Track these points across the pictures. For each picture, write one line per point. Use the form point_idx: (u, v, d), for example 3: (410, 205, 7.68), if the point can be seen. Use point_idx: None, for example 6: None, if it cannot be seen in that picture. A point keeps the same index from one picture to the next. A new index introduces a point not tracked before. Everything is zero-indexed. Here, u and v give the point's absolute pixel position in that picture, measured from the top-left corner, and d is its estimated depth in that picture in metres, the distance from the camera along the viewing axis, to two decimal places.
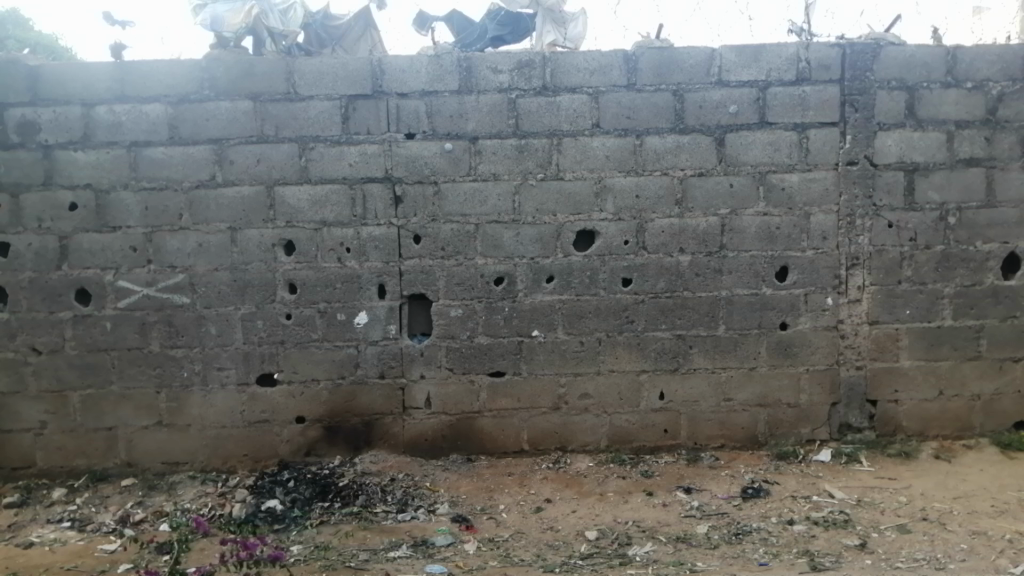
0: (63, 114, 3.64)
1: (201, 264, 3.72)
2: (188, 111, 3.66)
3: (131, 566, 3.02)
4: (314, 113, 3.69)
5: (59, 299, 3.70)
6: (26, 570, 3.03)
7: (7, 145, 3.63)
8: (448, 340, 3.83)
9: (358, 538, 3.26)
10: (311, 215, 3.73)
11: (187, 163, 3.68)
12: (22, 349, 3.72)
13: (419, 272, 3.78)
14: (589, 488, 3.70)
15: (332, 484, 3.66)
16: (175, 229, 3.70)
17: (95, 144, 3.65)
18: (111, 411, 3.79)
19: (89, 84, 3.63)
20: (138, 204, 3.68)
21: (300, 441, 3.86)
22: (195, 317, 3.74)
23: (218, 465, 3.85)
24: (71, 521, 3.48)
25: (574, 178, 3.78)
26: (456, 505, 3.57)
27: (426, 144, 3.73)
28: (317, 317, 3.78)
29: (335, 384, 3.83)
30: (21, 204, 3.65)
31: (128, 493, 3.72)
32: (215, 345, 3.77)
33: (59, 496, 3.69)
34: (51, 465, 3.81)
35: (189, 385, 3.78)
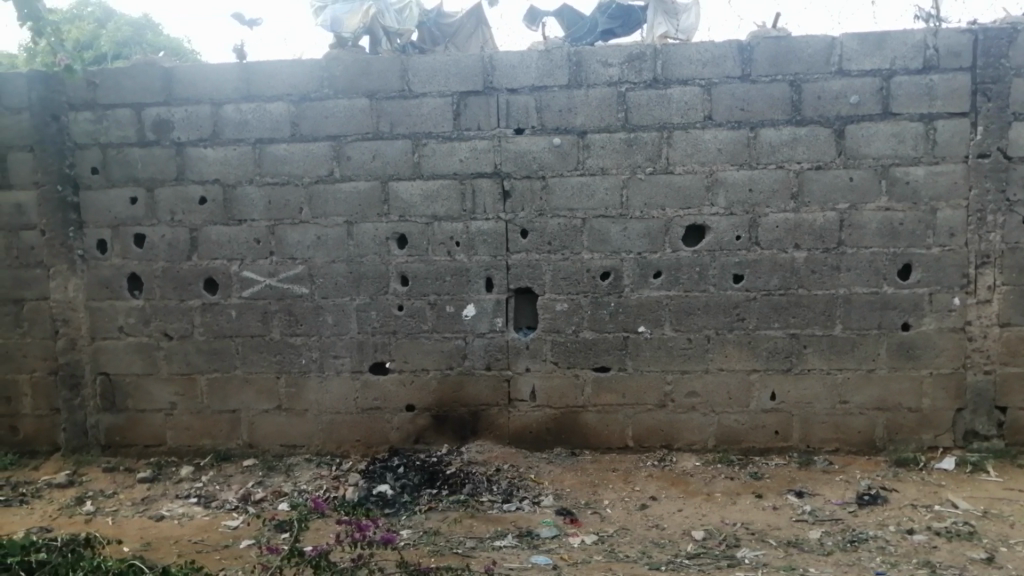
0: (195, 113, 3.85)
1: (319, 256, 3.87)
2: (308, 109, 3.81)
3: (252, 542, 3.18)
4: (427, 110, 3.77)
5: (189, 287, 3.93)
6: (159, 541, 3.24)
7: (144, 142, 3.88)
8: (554, 333, 3.85)
9: (465, 526, 3.33)
10: (423, 209, 3.82)
11: (307, 159, 3.83)
12: (156, 334, 3.97)
13: (527, 266, 3.81)
14: (696, 487, 3.64)
15: (440, 472, 3.74)
16: (295, 222, 3.86)
17: (223, 141, 3.85)
18: (235, 394, 3.99)
19: (218, 84, 3.83)
20: (262, 198, 3.86)
21: (409, 428, 3.97)
22: (313, 307, 3.90)
23: (332, 449, 4.00)
24: (198, 497, 3.70)
25: (685, 172, 3.72)
26: (561, 498, 3.59)
27: (535, 138, 3.75)
28: (427, 309, 3.87)
29: (443, 374, 3.91)
30: (156, 198, 3.89)
31: (249, 472, 3.91)
32: (331, 334, 3.92)
33: (187, 473, 3.92)
34: (180, 444, 4.05)
35: (307, 372, 3.95)
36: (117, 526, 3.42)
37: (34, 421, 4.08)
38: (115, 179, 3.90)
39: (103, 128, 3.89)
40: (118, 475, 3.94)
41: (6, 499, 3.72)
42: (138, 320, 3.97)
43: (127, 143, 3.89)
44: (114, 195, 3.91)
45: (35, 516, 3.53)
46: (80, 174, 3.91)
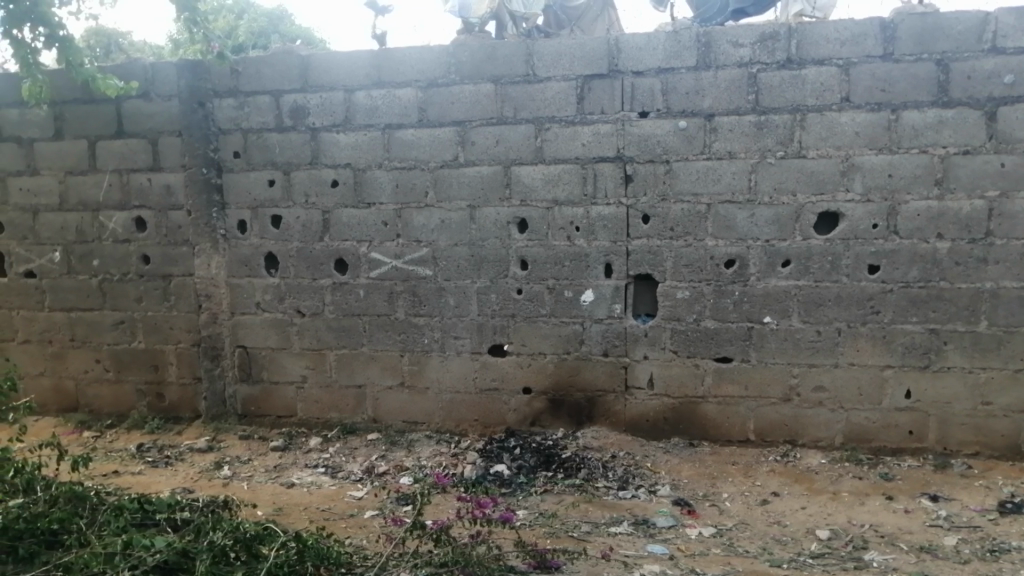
0: (328, 100, 4.00)
1: (443, 239, 3.95)
2: (435, 95, 3.89)
3: (376, 513, 3.30)
4: (551, 94, 3.77)
5: (320, 267, 4.10)
6: (289, 506, 3.41)
7: (281, 128, 4.06)
8: (674, 321, 3.79)
9: (581, 510, 3.33)
10: (545, 193, 3.82)
11: (433, 144, 3.91)
12: (289, 311, 4.17)
13: (648, 252, 3.76)
14: (821, 485, 3.51)
15: (556, 456, 3.76)
16: (420, 205, 3.95)
17: (354, 127, 3.98)
18: (360, 370, 4.15)
19: (350, 71, 3.96)
20: (390, 182, 3.97)
21: (526, 411, 4.01)
22: (436, 288, 3.99)
23: (451, 428, 4.09)
24: (325, 467, 3.87)
25: (818, 156, 3.56)
26: (678, 488, 3.54)
27: (659, 122, 3.68)
28: (546, 293, 3.89)
29: (561, 358, 3.92)
30: (292, 181, 4.08)
31: (372, 446, 4.06)
32: (453, 315, 4.00)
33: (315, 444, 4.11)
34: (309, 416, 4.25)
35: (429, 351, 4.05)
36: (251, 490, 3.63)
37: (178, 388, 4.38)
38: (254, 162, 4.11)
39: (244, 114, 4.10)
40: (252, 443, 4.18)
41: (154, 459, 4.01)
42: (273, 297, 4.18)
43: (267, 129, 4.08)
44: (253, 178, 4.12)
45: (179, 477, 3.79)
46: (223, 158, 4.15)
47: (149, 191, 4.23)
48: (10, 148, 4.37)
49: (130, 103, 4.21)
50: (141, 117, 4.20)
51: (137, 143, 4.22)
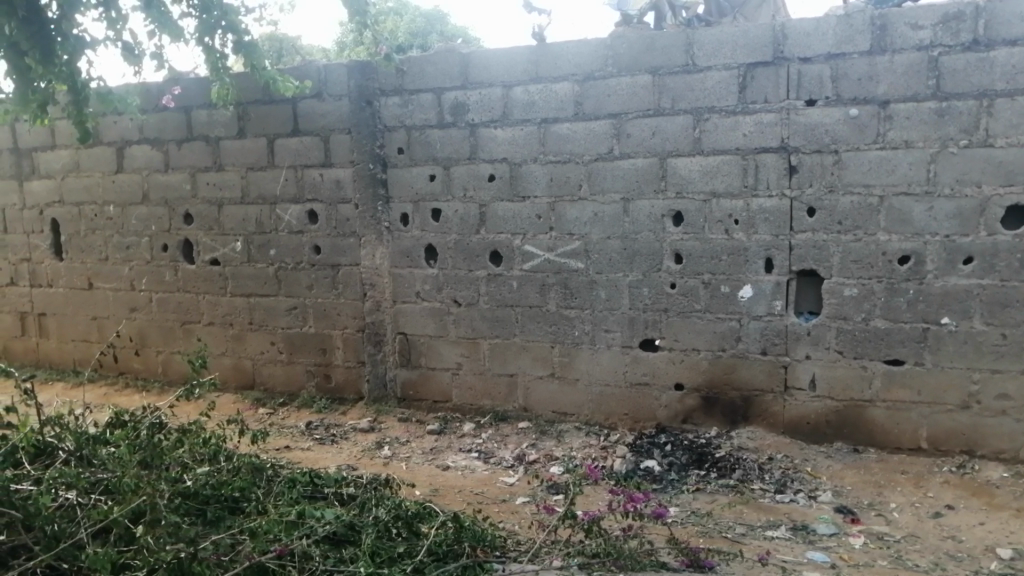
0: (487, 95, 4.09)
1: (596, 232, 3.96)
2: (592, 88, 3.89)
3: (528, 500, 3.36)
4: (712, 84, 3.68)
5: (477, 258, 4.21)
6: (445, 488, 3.54)
7: (442, 124, 4.20)
8: (840, 320, 3.61)
9: (736, 511, 3.25)
10: (703, 185, 3.74)
11: (589, 137, 3.92)
12: (446, 300, 4.32)
13: (812, 247, 3.60)
14: (1003, 501, 3.24)
15: (709, 454, 3.68)
16: (574, 198, 3.98)
17: (512, 122, 4.05)
18: (513, 360, 4.23)
19: (509, 66, 4.03)
20: (544, 175, 4.02)
21: (678, 407, 3.95)
22: (588, 281, 4.00)
23: (601, 421, 4.10)
24: (478, 453, 3.97)
25: (1007, 144, 3.28)
26: (841, 495, 3.37)
27: (828, 110, 3.51)
28: (701, 288, 3.81)
29: (716, 355, 3.84)
30: (451, 175, 4.21)
31: (523, 434, 4.13)
32: (605, 309, 4.00)
33: (469, 430, 4.23)
34: (463, 402, 4.38)
35: (580, 344, 4.07)
36: (409, 471, 3.79)
37: (344, 370, 4.63)
38: (417, 158, 4.28)
39: (408, 112, 4.27)
40: (410, 426, 4.35)
41: (321, 437, 4.27)
42: (432, 287, 4.33)
43: (428, 126, 4.23)
44: (415, 172, 4.29)
45: (344, 454, 4.01)
46: (388, 154, 4.34)
47: (320, 185, 4.50)
48: (200, 146, 4.77)
49: (305, 103, 4.47)
50: (314, 115, 4.46)
51: (310, 140, 4.49)
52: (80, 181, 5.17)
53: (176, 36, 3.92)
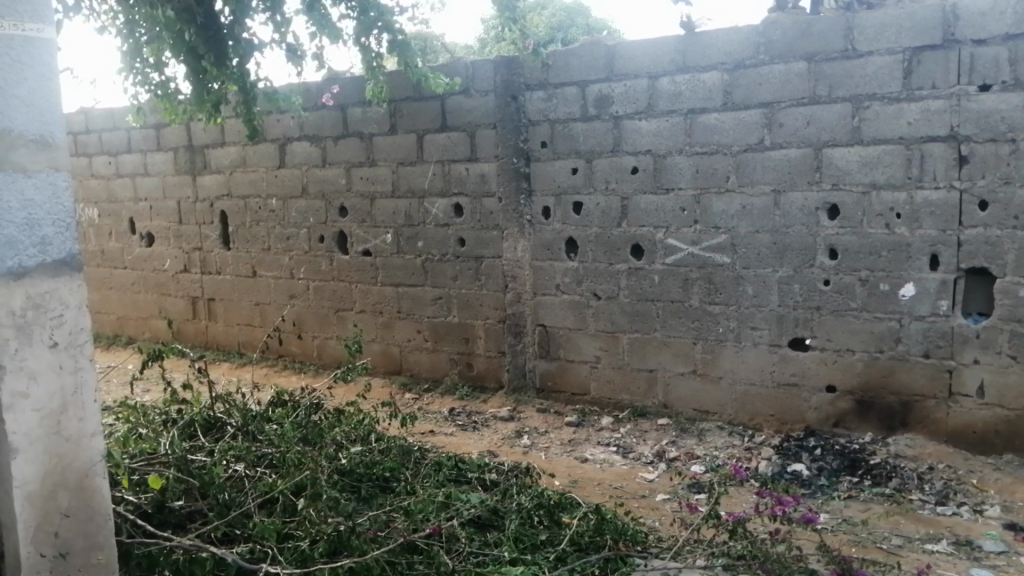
0: (633, 87, 4.05)
1: (744, 226, 3.84)
2: (742, 77, 3.77)
3: (668, 497, 3.32)
4: (873, 70, 3.49)
5: (618, 252, 4.19)
6: (584, 480, 3.54)
7: (586, 117, 4.20)
8: (1014, 323, 3.34)
9: (892, 521, 3.08)
10: (861, 177, 3.56)
11: (738, 128, 3.81)
12: (587, 293, 4.32)
13: (983, 243, 3.35)
14: None
15: (862, 461, 3.51)
16: (721, 191, 3.88)
17: (657, 113, 4.00)
18: (654, 355, 4.18)
19: (656, 57, 3.97)
20: (690, 167, 3.94)
21: (828, 410, 3.78)
22: (734, 276, 3.90)
23: (745, 421, 3.98)
24: (616, 447, 3.94)
25: None
26: (1011, 511, 3.12)
27: (1004, 96, 3.25)
28: (857, 285, 3.62)
29: (871, 357, 3.64)
30: (594, 168, 4.20)
31: (663, 430, 4.07)
32: (751, 305, 3.88)
33: (608, 423, 4.21)
34: (602, 396, 4.37)
35: (724, 340, 3.97)
36: (548, 461, 3.82)
37: (485, 359, 4.74)
38: (560, 151, 4.30)
39: (552, 105, 4.29)
40: (548, 416, 4.38)
41: (463, 423, 4.37)
42: (572, 280, 4.35)
43: (572, 119, 4.24)
44: (558, 166, 4.31)
45: (485, 441, 4.09)
46: (531, 147, 4.39)
47: (466, 179, 4.61)
48: (354, 143, 5.00)
49: (453, 100, 4.59)
50: (461, 110, 4.57)
51: (457, 135, 4.60)
52: (247, 176, 5.54)
53: (334, 38, 4.11)
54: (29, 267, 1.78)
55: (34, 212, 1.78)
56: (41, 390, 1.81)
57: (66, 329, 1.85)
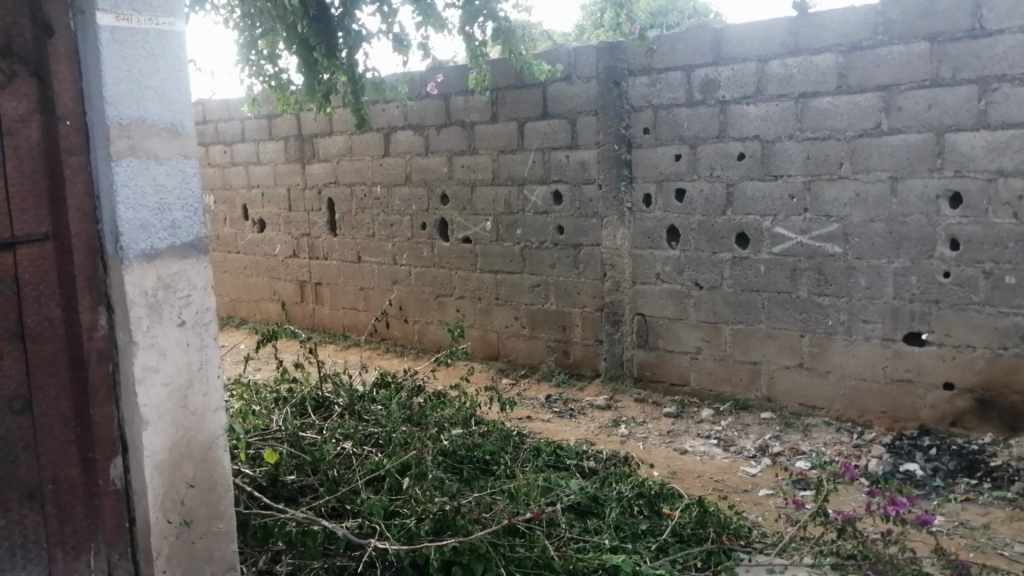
0: (741, 71, 3.94)
1: (857, 214, 3.69)
2: (858, 58, 3.61)
3: (771, 492, 3.24)
4: (1002, 49, 3.28)
5: (722, 241, 4.10)
6: (684, 472, 3.49)
7: (691, 103, 4.11)
8: None
9: (1015, 527, 2.90)
10: (987, 163, 3.36)
11: (853, 112, 3.65)
12: (688, 283, 4.24)
13: None
14: None
15: (982, 462, 3.33)
16: (833, 177, 3.73)
17: (766, 97, 3.88)
18: (758, 347, 4.07)
19: (765, 39, 3.84)
20: (800, 153, 3.81)
21: (945, 408, 3.60)
22: (845, 267, 3.75)
23: (854, 417, 3.83)
24: (717, 440, 3.85)
25: None
26: None
27: None
28: (981, 278, 3.43)
29: (994, 354, 3.45)
30: (698, 154, 4.12)
31: (766, 424, 3.97)
32: (863, 297, 3.73)
33: (708, 415, 4.13)
34: (702, 387, 4.29)
35: (833, 333, 3.84)
36: (647, 451, 3.77)
37: (582, 348, 4.73)
38: (663, 138, 4.23)
39: (656, 91, 4.22)
40: (646, 407, 4.33)
41: (560, 410, 4.37)
42: (673, 269, 4.28)
43: (677, 104, 4.16)
44: (661, 152, 4.24)
45: (582, 429, 4.07)
46: (634, 134, 4.33)
47: (566, 166, 4.60)
48: (457, 131, 5.06)
49: (555, 87, 4.58)
50: (563, 98, 4.56)
51: (559, 123, 4.60)
52: (353, 164, 5.70)
53: (439, 27, 4.17)
54: (161, 249, 1.89)
55: (166, 197, 1.89)
56: (171, 365, 1.92)
57: (193, 309, 1.95)
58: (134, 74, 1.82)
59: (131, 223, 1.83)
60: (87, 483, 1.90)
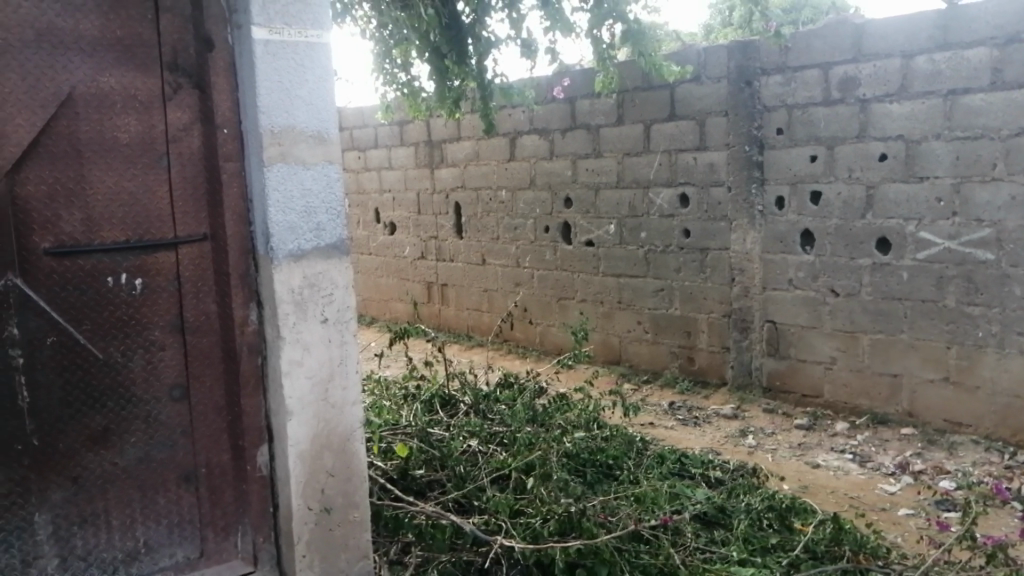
0: (883, 68, 3.75)
1: (1013, 218, 3.44)
2: (1016, 52, 3.37)
3: (912, 512, 3.06)
4: None
5: (860, 246, 3.92)
6: (816, 487, 3.35)
7: (828, 101, 3.95)
8: None
9: None
10: None
11: (1009, 109, 3.41)
12: (823, 289, 4.08)
13: None
14: None
15: None
16: (986, 179, 3.49)
17: (911, 95, 3.68)
18: (899, 359, 3.86)
19: (911, 34, 3.64)
20: (949, 154, 3.59)
21: None
22: (998, 275, 3.50)
23: (1006, 437, 3.57)
24: (853, 455, 3.67)
25: None
26: None
27: None
28: None
29: None
30: (836, 155, 3.95)
31: (907, 441, 3.75)
32: (1018, 308, 3.47)
33: (842, 429, 3.94)
34: (836, 399, 4.11)
35: (984, 346, 3.59)
36: (776, 463, 3.63)
37: (708, 355, 4.62)
38: (797, 138, 4.08)
39: (790, 90, 4.08)
40: (776, 417, 4.17)
41: (684, 417, 4.27)
42: (808, 275, 4.12)
43: (813, 104, 4.01)
44: (796, 153, 4.09)
45: (707, 438, 3.96)
46: (766, 135, 4.20)
47: (694, 168, 4.52)
48: (582, 134, 5.07)
49: (683, 88, 4.51)
50: (692, 99, 4.48)
51: (687, 125, 4.52)
52: (480, 168, 5.81)
53: (567, 31, 4.19)
54: (307, 250, 1.99)
55: (312, 200, 1.99)
56: (314, 359, 2.02)
57: (335, 307, 2.05)
58: (285, 85, 1.93)
59: (281, 225, 1.94)
60: (236, 469, 2.04)
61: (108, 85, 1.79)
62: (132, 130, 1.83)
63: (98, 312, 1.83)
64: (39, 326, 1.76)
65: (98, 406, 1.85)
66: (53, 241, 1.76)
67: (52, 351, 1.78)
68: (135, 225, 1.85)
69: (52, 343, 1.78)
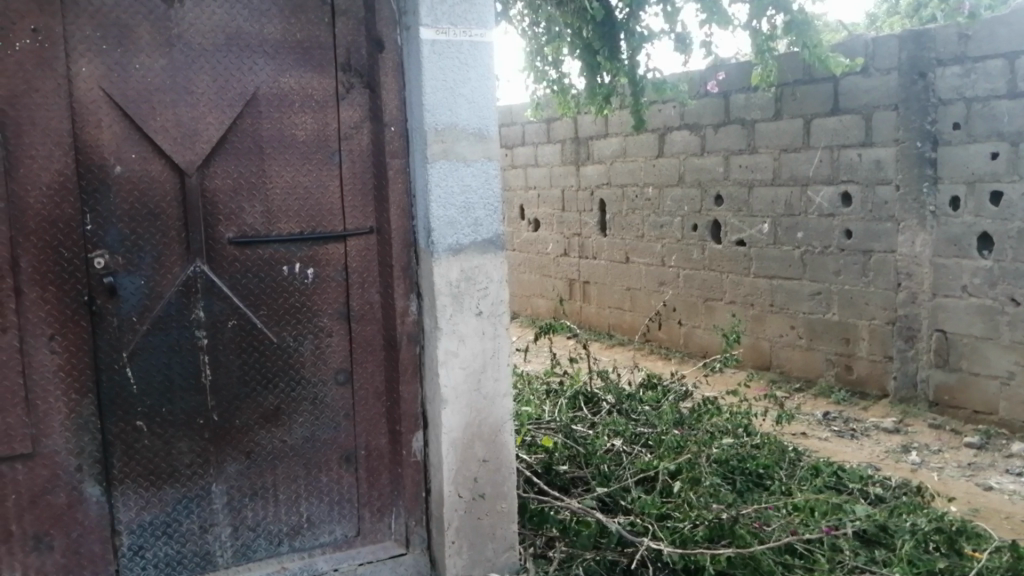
0: None
1: None
2: None
3: None
4: None
5: None
6: (988, 511, 3.09)
7: (1014, 94, 3.64)
8: None
9: None
10: None
11: None
12: (1001, 298, 3.76)
13: None
14: None
15: None
16: None
17: None
18: None
19: None
20: None
21: None
22: None
23: None
24: None
25: None
26: None
27: None
28: None
29: None
30: (1020, 152, 3.63)
31: None
32: None
33: (1020, 450, 3.61)
34: (1013, 417, 3.77)
35: None
36: (943, 482, 3.38)
37: (868, 364, 4.37)
38: (977, 134, 3.79)
39: (970, 82, 3.78)
40: (942, 434, 3.88)
41: (840, 429, 4.05)
42: (984, 281, 3.81)
43: (996, 96, 3.70)
44: (974, 150, 3.80)
45: (865, 452, 3.74)
46: (941, 130, 3.92)
47: (858, 166, 4.28)
48: (736, 130, 4.92)
49: (848, 81, 4.28)
50: (858, 92, 4.24)
51: (851, 120, 4.29)
52: (628, 165, 5.76)
53: (724, 24, 4.08)
54: (465, 245, 2.04)
55: (471, 196, 2.04)
56: (468, 351, 2.07)
57: (490, 300, 2.09)
58: (449, 83, 1.98)
59: (441, 220, 2.00)
60: (393, 453, 2.12)
61: (288, 85, 1.91)
62: (309, 127, 1.94)
63: (274, 299, 1.95)
64: (222, 310, 1.90)
65: (271, 386, 1.97)
66: (236, 231, 1.89)
67: (232, 333, 1.92)
68: (309, 218, 1.96)
69: (232, 326, 1.91)
